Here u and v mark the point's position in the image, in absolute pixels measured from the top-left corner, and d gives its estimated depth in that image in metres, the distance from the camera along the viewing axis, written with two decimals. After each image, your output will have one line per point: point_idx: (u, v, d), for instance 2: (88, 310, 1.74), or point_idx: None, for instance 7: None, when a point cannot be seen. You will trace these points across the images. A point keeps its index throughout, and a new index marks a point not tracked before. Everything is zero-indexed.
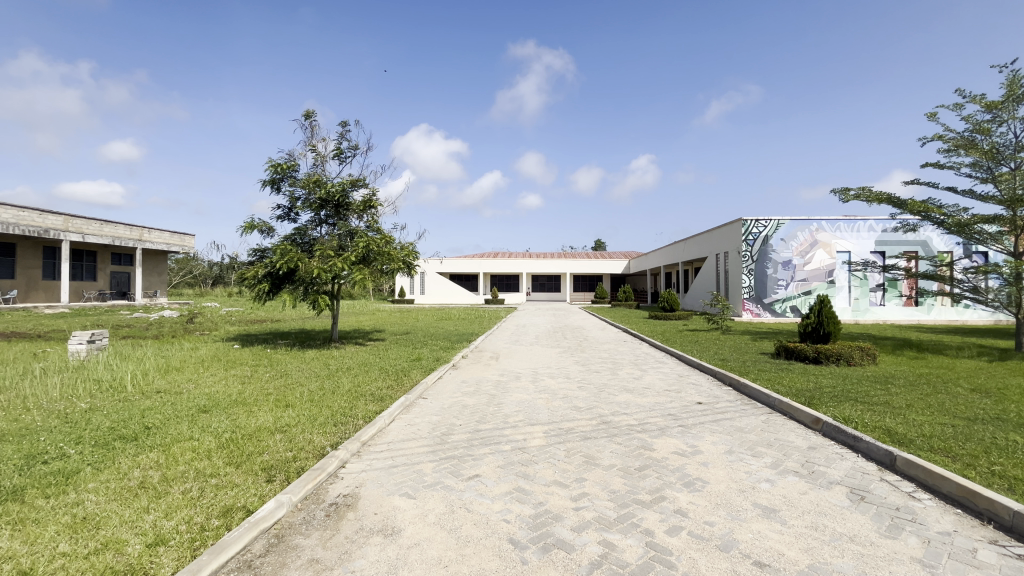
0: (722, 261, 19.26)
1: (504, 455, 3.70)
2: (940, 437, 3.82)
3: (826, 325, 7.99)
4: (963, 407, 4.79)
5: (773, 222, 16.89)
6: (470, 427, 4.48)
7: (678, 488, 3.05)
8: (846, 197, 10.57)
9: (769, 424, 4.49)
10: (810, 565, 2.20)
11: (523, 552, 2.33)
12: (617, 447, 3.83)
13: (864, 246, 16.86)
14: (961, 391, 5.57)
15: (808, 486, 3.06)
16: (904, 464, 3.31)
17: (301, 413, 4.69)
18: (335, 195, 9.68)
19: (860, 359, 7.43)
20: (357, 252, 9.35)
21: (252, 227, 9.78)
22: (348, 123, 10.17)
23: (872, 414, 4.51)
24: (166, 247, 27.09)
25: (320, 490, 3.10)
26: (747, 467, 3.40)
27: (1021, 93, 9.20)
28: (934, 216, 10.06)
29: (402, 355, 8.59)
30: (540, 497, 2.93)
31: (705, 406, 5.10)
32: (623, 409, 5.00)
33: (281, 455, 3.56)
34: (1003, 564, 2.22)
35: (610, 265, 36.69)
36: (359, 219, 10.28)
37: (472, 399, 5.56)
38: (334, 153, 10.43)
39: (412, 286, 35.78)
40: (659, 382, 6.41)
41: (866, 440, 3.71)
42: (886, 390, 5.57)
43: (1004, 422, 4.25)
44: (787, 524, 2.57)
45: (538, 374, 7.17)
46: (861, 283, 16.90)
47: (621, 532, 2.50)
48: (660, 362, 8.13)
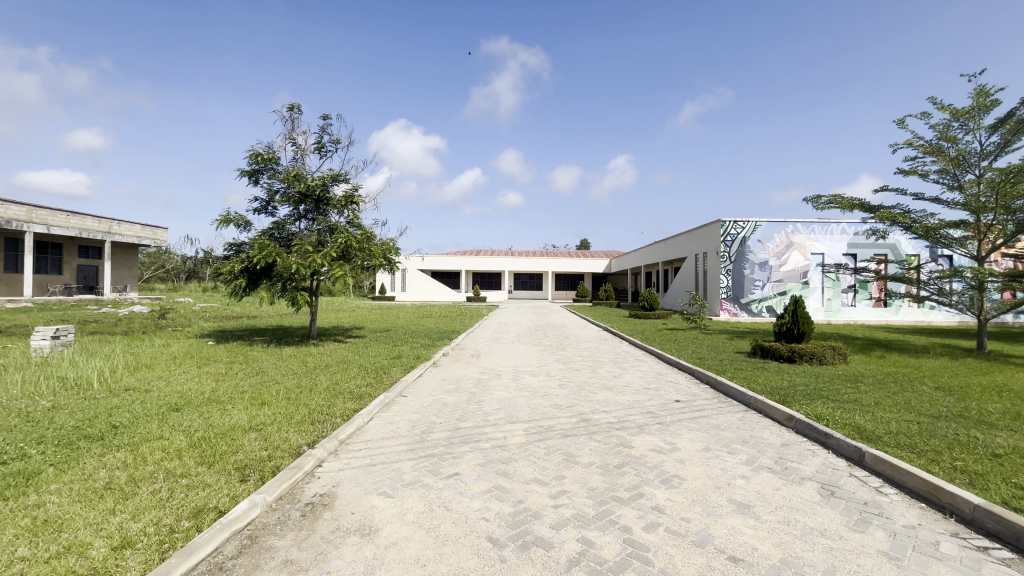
0: (701, 261, 19.58)
1: (484, 453, 3.69)
2: (906, 433, 3.95)
3: (799, 325, 8.17)
4: (928, 404, 4.96)
5: (750, 223, 17.25)
6: (450, 425, 4.45)
7: (655, 484, 3.09)
8: (819, 204, 10.83)
9: (744, 422, 4.58)
10: (782, 559, 2.25)
11: (502, 550, 2.33)
12: (596, 445, 3.86)
13: (836, 249, 17.33)
14: (926, 389, 5.78)
15: (781, 482, 3.13)
16: (872, 459, 3.41)
17: (277, 411, 4.58)
18: (315, 190, 9.51)
19: (832, 358, 7.64)
20: (337, 248, 9.19)
21: (228, 221, 9.56)
22: (330, 117, 10.03)
23: (842, 411, 4.64)
24: (136, 240, 26.12)
25: (296, 489, 3.04)
26: (722, 463, 3.46)
27: (987, 102, 9.56)
28: (902, 222, 10.41)
29: (383, 353, 8.50)
30: (520, 495, 2.93)
31: (683, 404, 5.19)
32: (602, 407, 5.04)
33: (256, 454, 3.47)
34: (964, 555, 2.31)
35: (592, 263, 37.02)
36: (339, 215, 10.16)
37: (452, 397, 5.52)
38: (315, 147, 10.28)
39: (393, 283, 35.39)
40: (639, 380, 6.48)
41: (837, 437, 3.82)
42: (856, 388, 5.74)
43: (966, 419, 4.42)
44: (760, 520, 2.62)
45: (518, 371, 7.19)
46: (833, 284, 17.36)
47: (600, 529, 2.52)
48: (639, 361, 8.24)
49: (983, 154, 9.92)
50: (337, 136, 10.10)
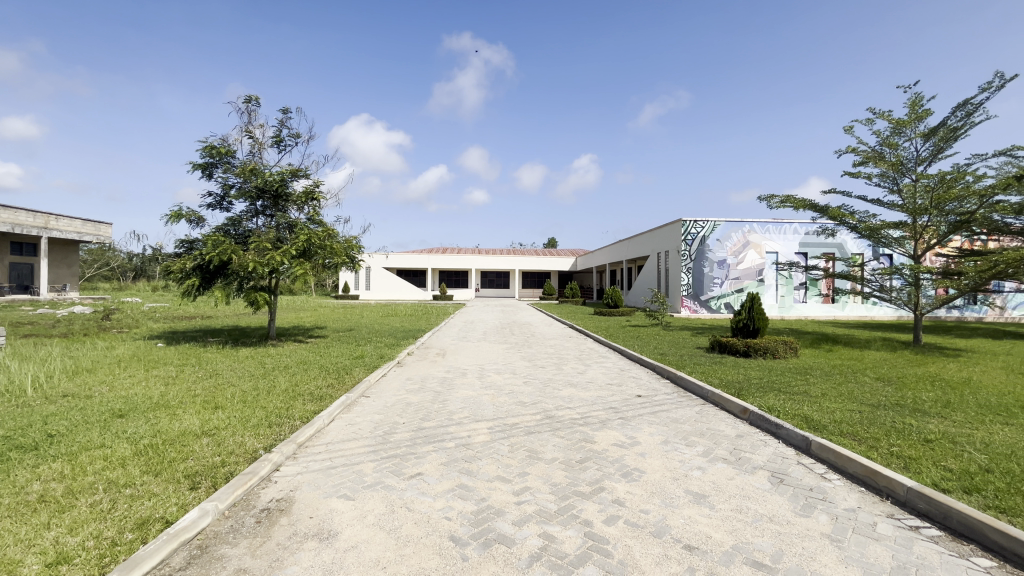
0: (663, 260, 20.10)
1: (447, 452, 3.67)
2: (849, 422, 4.19)
3: (755, 321, 8.51)
4: (869, 394, 5.28)
5: (709, 223, 17.84)
6: (413, 425, 4.40)
7: (616, 478, 3.16)
8: (773, 203, 11.31)
9: (702, 415, 4.74)
10: (734, 546, 2.34)
11: (463, 549, 2.32)
12: (560, 441, 3.90)
13: (789, 247, 18.15)
14: (868, 380, 6.15)
15: (734, 472, 3.27)
16: (818, 447, 3.59)
17: (232, 415, 4.40)
18: (273, 185, 9.18)
19: (784, 352, 8.01)
20: (297, 245, 8.89)
21: (179, 216, 9.11)
22: (289, 110, 9.72)
23: (792, 402, 4.87)
24: (76, 236, 24.50)
25: (251, 495, 2.94)
26: (681, 455, 3.57)
27: (922, 112, 10.22)
28: (848, 222, 11.00)
29: (345, 353, 8.33)
30: (483, 493, 2.94)
31: (644, 399, 5.32)
32: (566, 403, 5.10)
33: (207, 460, 3.33)
34: (897, 535, 2.47)
35: (558, 262, 37.41)
36: (299, 211, 9.86)
37: (416, 397, 5.45)
38: (273, 141, 9.93)
39: (356, 281, 34.62)
40: (602, 377, 6.59)
41: (787, 427, 4.01)
42: (805, 380, 6.05)
43: (903, 407, 4.73)
44: (715, 509, 2.72)
45: (484, 370, 7.18)
46: (786, 282, 18.18)
47: (561, 524, 2.55)
48: (603, 357, 8.39)
49: (919, 160, 10.60)
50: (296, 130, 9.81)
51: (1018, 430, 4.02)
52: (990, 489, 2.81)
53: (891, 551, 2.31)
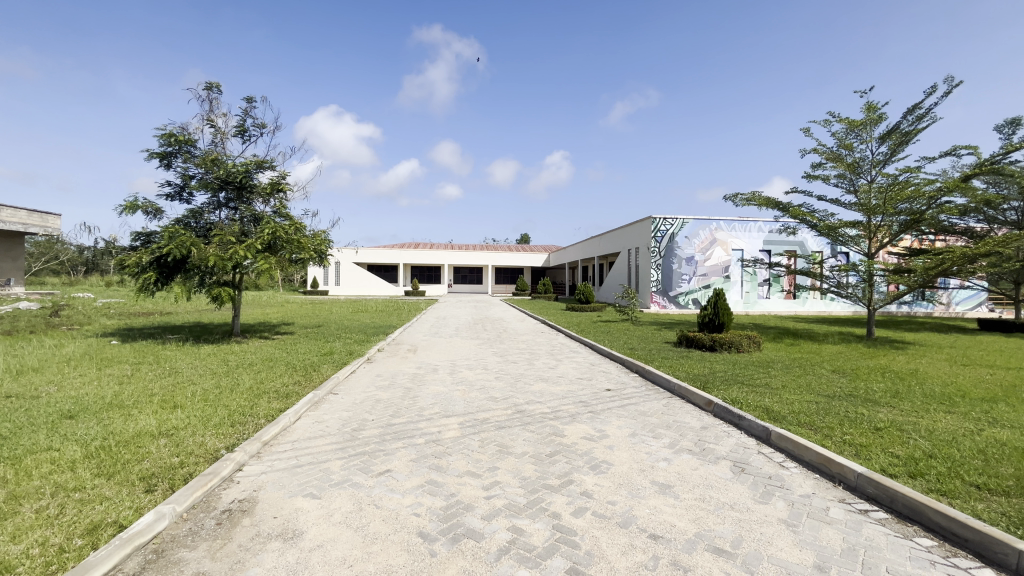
0: (633, 256, 20.43)
1: (417, 449, 3.64)
2: (806, 413, 4.37)
3: (720, 316, 8.76)
4: (826, 386, 5.53)
5: (678, 220, 18.22)
6: (382, 422, 4.34)
7: (585, 471, 3.20)
8: (738, 201, 11.64)
9: (668, 407, 4.86)
10: (696, 534, 2.41)
11: (432, 545, 2.31)
12: (530, 435, 3.93)
13: (753, 245, 18.75)
14: (825, 372, 6.42)
15: (698, 462, 3.36)
16: (777, 437, 3.74)
17: (192, 414, 4.25)
18: (237, 176, 8.86)
19: (748, 346, 8.28)
20: (262, 239, 8.60)
21: (135, 208, 8.69)
22: (254, 99, 9.39)
23: (754, 395, 5.05)
24: (21, 228, 23.04)
25: (211, 497, 2.84)
26: (647, 447, 3.65)
27: (876, 116, 10.70)
28: (809, 220, 11.43)
29: (313, 349, 8.14)
30: (452, 488, 2.93)
31: (613, 392, 5.41)
32: (537, 398, 5.14)
33: (164, 462, 3.20)
34: (848, 518, 2.60)
35: (531, 258, 37.53)
36: (265, 204, 9.56)
37: (386, 394, 5.38)
38: (237, 130, 9.58)
39: (326, 276, 33.87)
40: (572, 371, 6.67)
41: (748, 418, 4.15)
42: (766, 373, 6.27)
43: (856, 398, 4.97)
44: (679, 498, 2.80)
45: (456, 365, 7.15)
46: (751, 278, 18.78)
47: (530, 517, 2.57)
48: (574, 352, 8.48)
49: (873, 162, 11.11)
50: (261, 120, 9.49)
51: (958, 417, 4.29)
52: (932, 473, 2.99)
53: (842, 534, 2.42)
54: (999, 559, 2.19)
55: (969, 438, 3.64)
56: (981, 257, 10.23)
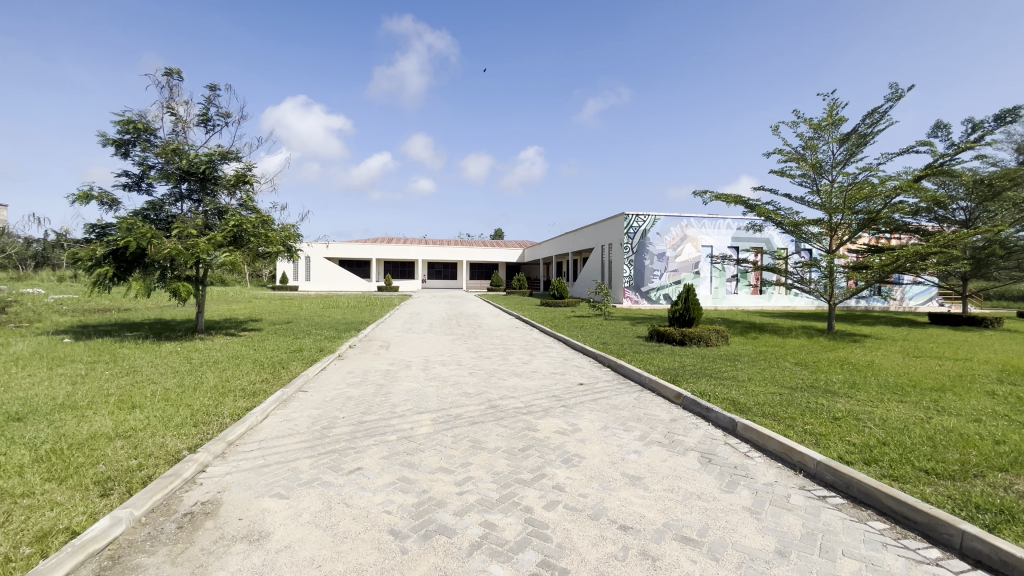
0: (606, 252, 20.67)
1: (389, 446, 3.60)
2: (770, 404, 4.52)
3: (690, 311, 8.97)
4: (789, 378, 5.73)
5: (650, 217, 18.53)
6: (354, 419, 4.27)
7: (557, 464, 3.23)
8: (707, 198, 11.89)
9: (639, 400, 4.95)
10: (665, 524, 2.46)
11: (403, 542, 2.29)
12: (503, 430, 3.94)
13: (722, 241, 19.24)
14: (788, 365, 6.66)
15: (668, 454, 3.44)
16: (742, 428, 3.85)
17: (152, 414, 4.08)
18: (199, 167, 8.52)
19: (716, 340, 8.51)
20: (226, 232, 8.30)
21: (88, 198, 8.26)
22: (217, 87, 9.04)
23: (722, 387, 5.19)
24: None
25: (172, 500, 2.74)
26: (618, 440, 3.71)
27: (838, 118, 11.10)
28: (774, 218, 11.79)
29: (282, 346, 7.93)
30: (424, 485, 2.91)
31: (586, 387, 5.48)
32: (510, 393, 5.15)
33: (121, 464, 3.06)
34: (808, 504, 2.70)
35: (506, 253, 37.53)
36: (230, 196, 9.23)
37: (357, 391, 5.30)
38: (199, 119, 9.21)
39: (296, 272, 33.08)
40: (546, 366, 6.71)
41: (716, 410, 4.27)
42: (733, 366, 6.46)
43: (817, 389, 5.17)
44: (649, 490, 2.85)
45: (429, 361, 7.09)
46: (720, 274, 19.28)
47: (502, 512, 2.58)
48: (548, 347, 8.54)
49: (835, 162, 11.53)
50: (226, 109, 9.14)
51: (910, 405, 4.52)
52: (885, 459, 3.14)
53: (802, 520, 2.52)
54: (945, 539, 2.32)
55: (918, 426, 3.84)
56: (933, 254, 10.76)
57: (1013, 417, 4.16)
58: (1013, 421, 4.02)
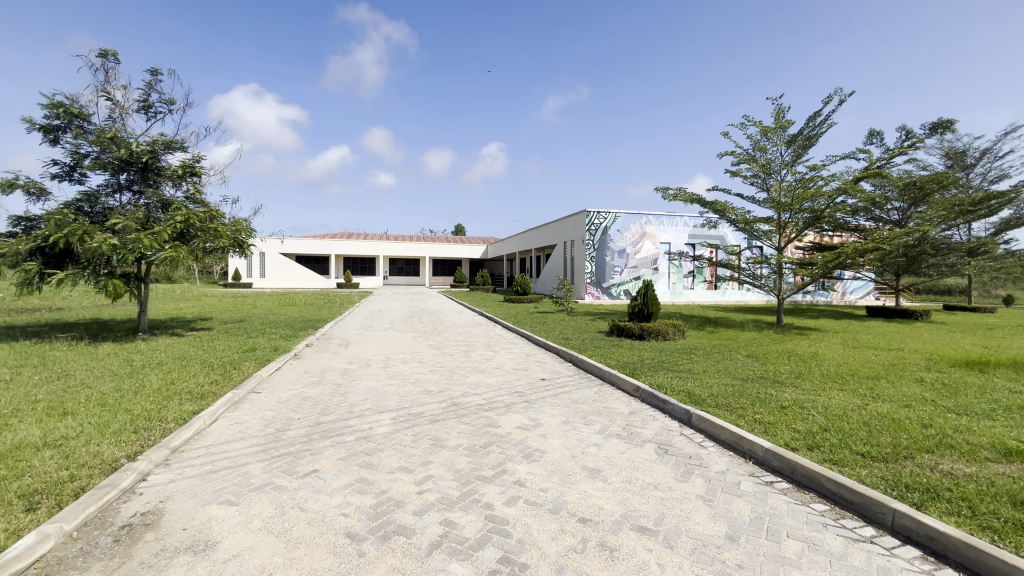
0: (569, 249, 20.91)
1: (346, 446, 3.51)
2: (723, 395, 4.71)
3: (649, 306, 9.20)
4: (741, 369, 5.98)
5: (611, 214, 18.87)
6: (309, 420, 4.14)
7: (518, 460, 3.24)
8: (667, 195, 12.23)
9: (599, 394, 5.04)
10: (623, 515, 2.52)
11: (360, 545, 2.24)
12: (465, 427, 3.91)
13: (679, 238, 19.84)
14: (740, 357, 6.95)
15: (626, 446, 3.51)
16: (697, 419, 3.99)
17: (86, 421, 3.81)
18: (140, 157, 8.01)
19: (673, 334, 8.78)
20: (170, 227, 7.83)
21: (13, 187, 7.61)
22: (159, 71, 8.50)
23: (679, 380, 5.36)
24: None
25: (108, 512, 2.56)
26: (579, 434, 3.76)
27: (786, 121, 11.64)
28: (728, 216, 12.25)
29: (233, 346, 7.60)
30: (383, 485, 2.85)
31: (548, 382, 5.53)
32: (472, 390, 5.13)
33: (50, 476, 2.84)
34: (756, 490, 2.83)
35: (469, 250, 37.33)
36: (176, 188, 8.73)
37: (314, 391, 5.13)
38: (140, 106, 8.64)
39: (249, 268, 31.75)
40: (508, 362, 6.72)
41: (672, 403, 4.40)
42: (689, 359, 6.68)
43: (767, 380, 5.42)
44: (608, 482, 2.91)
45: (390, 359, 6.96)
46: (677, 270, 19.89)
47: (462, 510, 2.56)
48: (511, 343, 8.57)
49: (783, 163, 12.09)
50: (169, 95, 8.63)
51: (849, 393, 4.82)
52: (826, 444, 3.33)
53: (751, 505, 2.63)
54: (877, 518, 2.49)
55: (856, 412, 4.09)
56: (870, 252, 11.49)
57: (938, 401, 4.50)
58: (938, 406, 4.35)
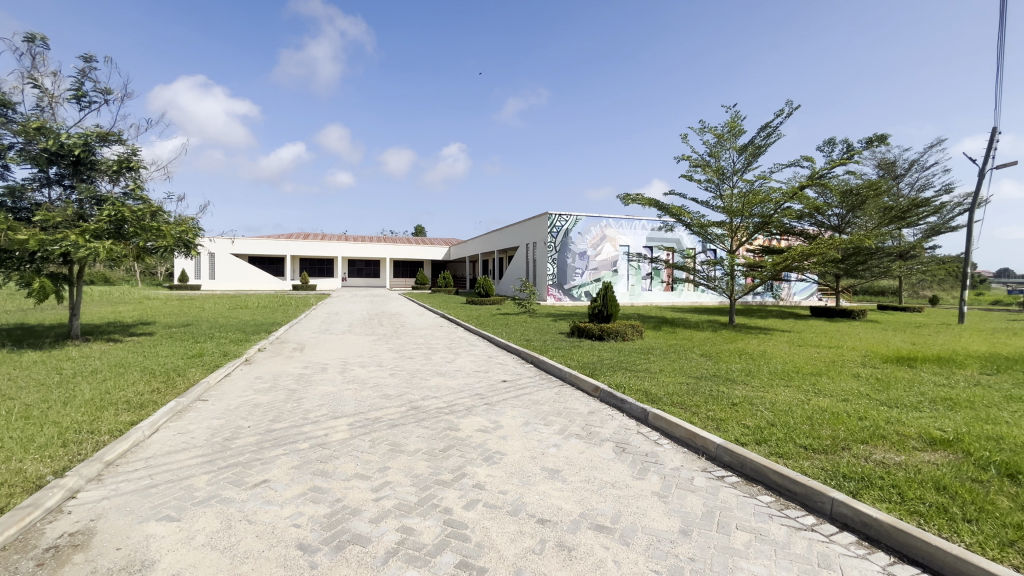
0: (531, 251, 21.06)
1: (300, 454, 3.38)
2: (678, 393, 4.85)
3: (608, 307, 9.38)
4: (695, 368, 6.19)
5: (572, 217, 19.15)
6: (260, 428, 3.96)
7: (478, 463, 3.22)
8: (626, 200, 12.52)
9: (560, 395, 5.09)
10: (580, 514, 2.55)
11: (313, 556, 2.16)
12: (424, 431, 3.86)
13: (638, 241, 20.36)
14: (695, 356, 7.19)
15: (585, 446, 3.56)
16: (653, 418, 4.09)
17: (6, 436, 3.49)
18: (72, 149, 7.46)
19: (632, 335, 8.99)
20: (105, 224, 7.33)
21: None
22: (93, 58, 7.95)
23: (636, 379, 5.50)
24: None
25: (32, 533, 2.36)
26: (539, 435, 3.78)
27: (737, 129, 12.16)
28: (684, 219, 12.67)
29: (178, 352, 7.19)
30: (338, 493, 2.76)
31: (509, 383, 5.53)
32: (433, 393, 5.06)
33: None
34: (708, 485, 2.93)
35: (431, 251, 36.95)
36: (112, 184, 8.19)
37: (266, 397, 4.92)
38: (72, 95, 8.05)
39: (196, 270, 30.20)
40: (470, 364, 6.68)
41: (629, 402, 4.50)
42: (647, 359, 6.85)
43: (719, 378, 5.63)
44: (566, 482, 2.93)
45: (347, 363, 6.78)
46: (636, 272, 20.40)
47: (421, 515, 2.52)
48: (472, 345, 8.53)
49: (736, 169, 12.62)
50: (105, 85, 8.09)
51: (794, 389, 5.09)
52: (773, 438, 3.50)
53: (703, 500, 2.72)
54: (818, 507, 2.63)
55: (800, 407, 4.32)
56: (813, 255, 12.18)
57: (873, 395, 4.81)
58: (873, 399, 4.65)
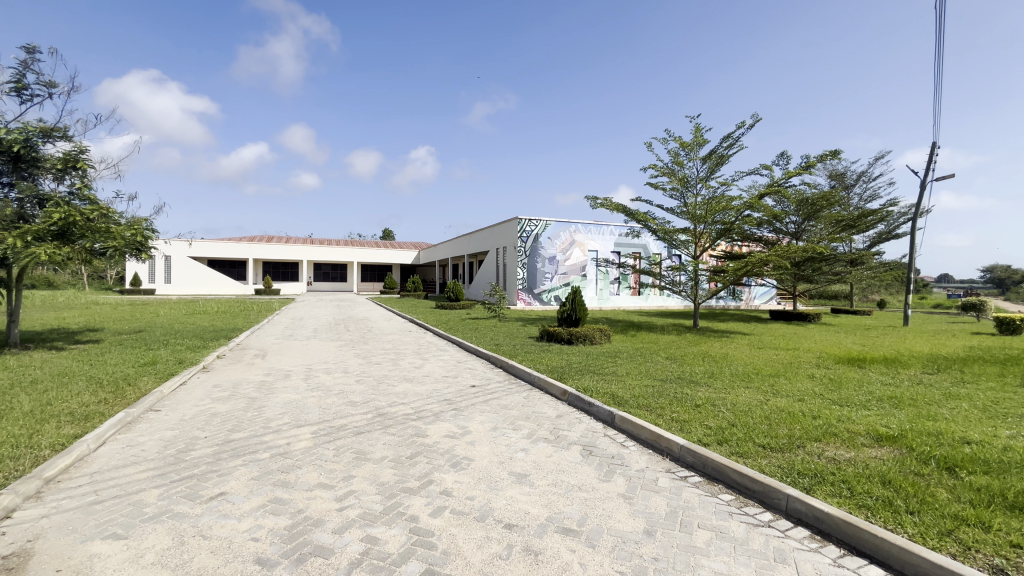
0: (501, 255, 21.07)
1: (260, 465, 3.26)
2: (644, 396, 4.94)
3: (577, 312, 9.47)
4: (660, 371, 6.33)
5: (542, 222, 19.28)
6: (218, 438, 3.80)
7: (445, 469, 3.19)
8: (594, 203, 12.70)
9: (528, 399, 5.11)
10: (547, 517, 2.56)
11: (272, 571, 2.08)
12: (390, 438, 3.79)
13: (606, 246, 20.69)
14: (661, 359, 7.35)
15: (553, 450, 3.58)
16: (620, 420, 4.15)
17: None
18: (10, 145, 7.00)
19: (600, 338, 9.10)
20: (48, 225, 6.90)
21: None
22: (36, 48, 7.49)
23: (603, 382, 5.57)
24: None
25: None
26: (507, 440, 3.77)
27: (700, 139, 12.54)
28: (650, 225, 12.97)
29: (128, 359, 6.82)
30: (299, 504, 2.68)
31: (477, 388, 5.51)
32: (400, 399, 4.98)
33: None
34: (672, 485, 3.00)
35: (400, 254, 36.45)
36: (57, 182, 7.73)
37: (224, 407, 4.73)
38: (12, 87, 7.57)
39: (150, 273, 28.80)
40: (438, 370, 6.60)
41: (596, 405, 4.55)
42: (613, 362, 6.96)
43: (684, 380, 5.77)
44: (533, 486, 2.94)
45: (311, 370, 6.59)
46: (604, 276, 20.72)
47: (386, 524, 2.47)
48: (441, 350, 8.47)
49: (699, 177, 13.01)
50: (50, 77, 7.65)
51: (753, 390, 5.27)
52: (733, 438, 3.61)
53: (666, 500, 2.78)
54: (774, 504, 2.72)
55: (758, 407, 4.47)
56: (771, 261, 12.68)
57: (826, 395, 5.04)
58: (825, 399, 4.87)
